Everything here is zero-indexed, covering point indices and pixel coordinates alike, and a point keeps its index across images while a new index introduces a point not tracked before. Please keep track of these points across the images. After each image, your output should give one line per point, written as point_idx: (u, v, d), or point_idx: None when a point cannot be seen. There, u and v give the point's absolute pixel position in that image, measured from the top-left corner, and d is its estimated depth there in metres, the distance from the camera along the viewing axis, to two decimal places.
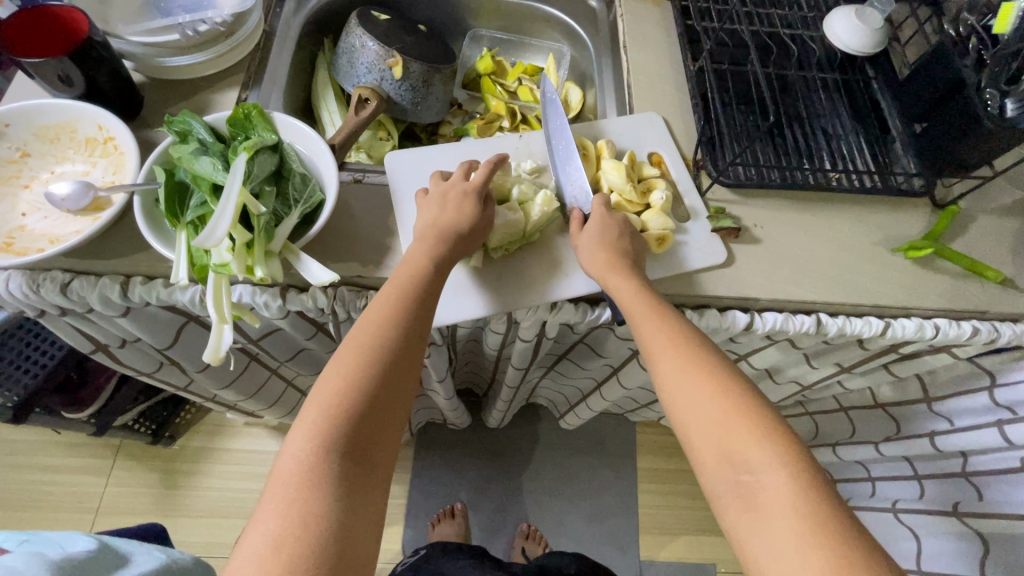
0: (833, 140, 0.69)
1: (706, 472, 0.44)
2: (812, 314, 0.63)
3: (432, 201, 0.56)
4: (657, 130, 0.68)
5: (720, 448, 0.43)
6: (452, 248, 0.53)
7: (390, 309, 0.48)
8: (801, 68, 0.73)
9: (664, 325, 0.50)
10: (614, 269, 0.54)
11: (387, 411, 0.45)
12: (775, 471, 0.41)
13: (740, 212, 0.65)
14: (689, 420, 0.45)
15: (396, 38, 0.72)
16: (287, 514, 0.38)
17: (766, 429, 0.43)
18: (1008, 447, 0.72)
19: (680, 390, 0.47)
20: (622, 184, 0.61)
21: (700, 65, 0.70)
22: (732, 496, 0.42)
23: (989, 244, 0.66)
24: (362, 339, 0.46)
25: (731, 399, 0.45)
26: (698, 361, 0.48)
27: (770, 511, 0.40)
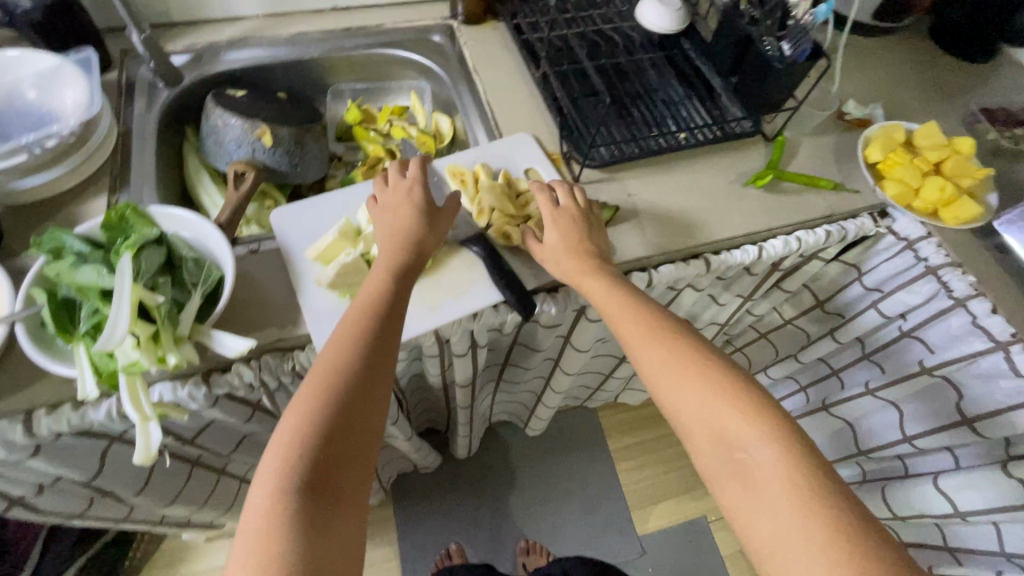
0: (673, 105, 0.80)
1: (701, 453, 0.48)
2: (700, 257, 0.71)
3: (384, 209, 0.58)
4: (526, 147, 0.74)
5: (711, 429, 0.48)
6: (409, 256, 0.55)
7: (362, 330, 0.49)
8: (629, 54, 0.84)
9: (640, 317, 0.55)
10: (583, 264, 0.59)
11: (366, 436, 0.45)
12: (767, 446, 0.45)
13: (613, 186, 0.73)
14: (679, 405, 0.50)
15: (258, 108, 0.74)
16: (258, 561, 0.38)
17: (756, 406, 0.48)
18: (886, 321, 0.82)
19: (666, 380, 0.51)
20: (499, 202, 0.65)
21: (543, 72, 0.78)
22: (729, 473, 0.46)
23: (816, 162, 0.78)
24: (338, 355, 0.47)
25: (719, 383, 0.49)
26: (680, 348, 0.52)
27: (764, 484, 0.44)
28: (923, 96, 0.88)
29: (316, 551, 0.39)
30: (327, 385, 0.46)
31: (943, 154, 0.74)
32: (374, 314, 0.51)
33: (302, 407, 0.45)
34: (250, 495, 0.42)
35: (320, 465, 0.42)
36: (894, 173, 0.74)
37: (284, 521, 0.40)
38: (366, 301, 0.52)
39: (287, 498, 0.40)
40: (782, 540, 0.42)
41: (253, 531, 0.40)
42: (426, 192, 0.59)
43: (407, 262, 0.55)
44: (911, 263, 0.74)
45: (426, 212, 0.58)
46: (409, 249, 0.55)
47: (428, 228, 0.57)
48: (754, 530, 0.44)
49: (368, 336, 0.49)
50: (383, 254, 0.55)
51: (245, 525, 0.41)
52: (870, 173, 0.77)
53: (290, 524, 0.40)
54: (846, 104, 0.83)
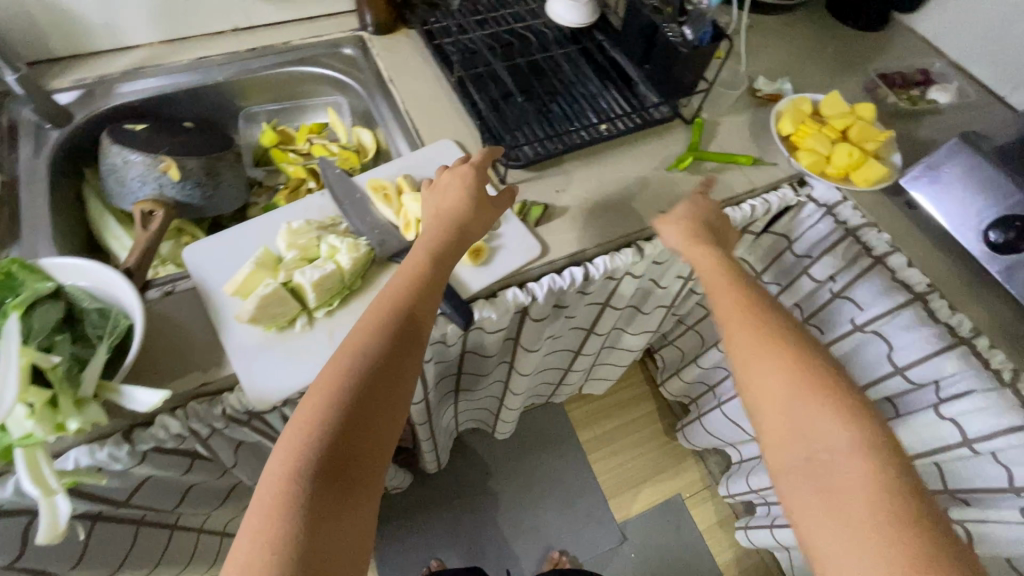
0: (592, 98, 0.80)
1: (775, 448, 0.48)
2: (632, 245, 0.71)
3: (435, 189, 0.61)
4: (450, 155, 0.73)
5: (790, 423, 0.47)
6: (449, 240, 0.56)
7: (394, 317, 0.49)
8: (544, 51, 0.84)
9: (745, 296, 0.56)
10: (692, 236, 0.63)
11: (382, 443, 0.45)
12: (852, 457, 0.44)
13: (540, 185, 0.73)
14: (757, 394, 0.50)
15: (161, 141, 0.70)
16: (263, 531, 0.38)
17: (850, 412, 0.46)
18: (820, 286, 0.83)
19: (749, 365, 0.51)
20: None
21: (459, 76, 0.78)
22: (804, 476, 0.45)
23: (734, 140, 0.81)
24: (371, 335, 0.48)
25: (808, 382, 0.48)
26: (768, 335, 0.52)
27: (844, 495, 0.43)
28: (827, 67, 0.92)
29: (318, 538, 0.39)
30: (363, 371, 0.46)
31: (847, 122, 0.77)
32: (422, 311, 0.51)
33: (332, 392, 0.44)
34: (269, 461, 0.42)
35: (336, 458, 0.42)
36: (806, 143, 0.77)
37: (293, 511, 0.39)
38: (423, 292, 0.52)
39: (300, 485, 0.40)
40: (852, 556, 0.40)
41: (257, 511, 0.39)
42: (479, 178, 0.61)
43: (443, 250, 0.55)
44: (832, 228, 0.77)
45: (477, 198, 0.59)
46: (448, 233, 0.56)
47: (475, 213, 0.59)
48: (821, 546, 0.42)
49: (411, 329, 0.49)
50: (424, 242, 0.56)
51: (259, 490, 0.41)
52: (785, 145, 0.79)
53: (295, 513, 0.39)
54: (757, 81, 0.86)
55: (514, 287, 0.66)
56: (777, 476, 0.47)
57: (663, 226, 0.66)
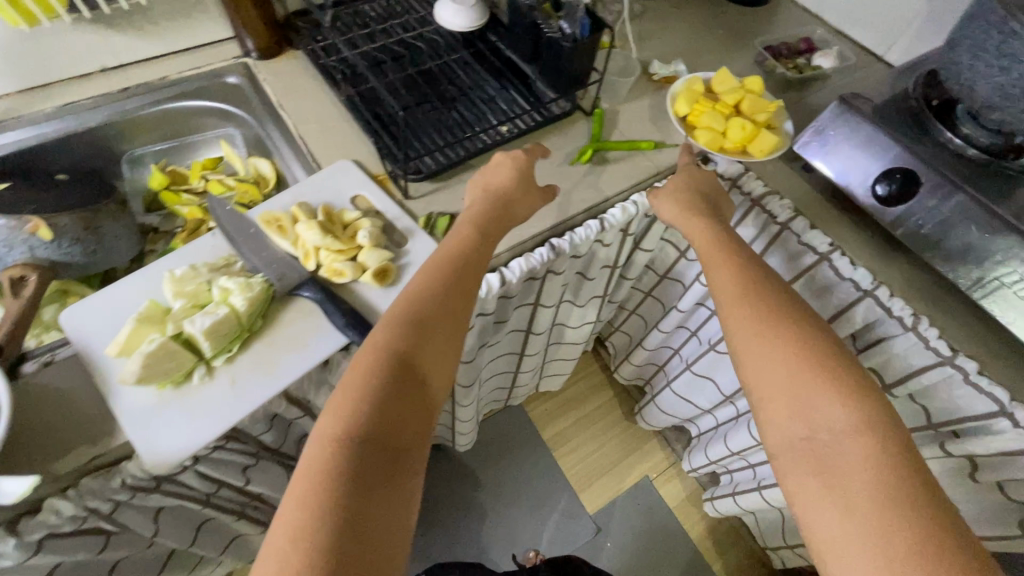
0: (492, 100, 0.80)
1: (775, 425, 0.48)
2: (547, 243, 0.71)
3: (485, 174, 0.67)
4: (349, 175, 0.70)
5: (791, 398, 0.48)
6: (488, 224, 0.62)
7: (444, 301, 0.53)
8: (437, 59, 0.84)
9: (744, 275, 0.57)
10: (687, 210, 0.66)
11: (418, 428, 0.46)
12: (856, 435, 0.44)
13: (447, 194, 0.71)
14: (758, 371, 0.50)
15: (26, 198, 0.64)
16: (313, 487, 0.39)
17: (848, 391, 0.47)
18: None
19: (750, 344, 0.52)
20: (322, 239, 0.61)
21: (350, 94, 0.76)
22: (803, 455, 0.45)
23: (635, 127, 0.82)
24: (423, 313, 0.52)
25: (812, 359, 0.49)
26: (764, 314, 0.53)
27: (846, 472, 0.43)
28: (717, 45, 0.95)
29: (363, 505, 0.39)
30: (405, 350, 0.49)
31: (738, 96, 0.79)
32: (452, 298, 0.54)
33: (382, 368, 0.47)
34: (319, 423, 0.44)
35: (380, 433, 0.43)
36: (702, 122, 0.78)
37: (339, 479, 0.40)
38: (461, 283, 0.56)
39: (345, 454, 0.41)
40: (853, 537, 0.40)
41: (298, 481, 0.39)
42: (529, 165, 0.67)
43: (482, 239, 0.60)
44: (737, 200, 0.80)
45: (523, 184, 0.66)
46: (494, 218, 0.63)
47: (523, 193, 0.66)
48: (821, 527, 0.42)
49: (444, 314, 0.52)
50: (467, 224, 0.61)
51: (311, 446, 0.42)
52: (682, 125, 0.80)
53: (340, 482, 0.40)
54: (652, 64, 0.88)
55: None
56: (777, 458, 0.47)
57: (657, 200, 0.69)
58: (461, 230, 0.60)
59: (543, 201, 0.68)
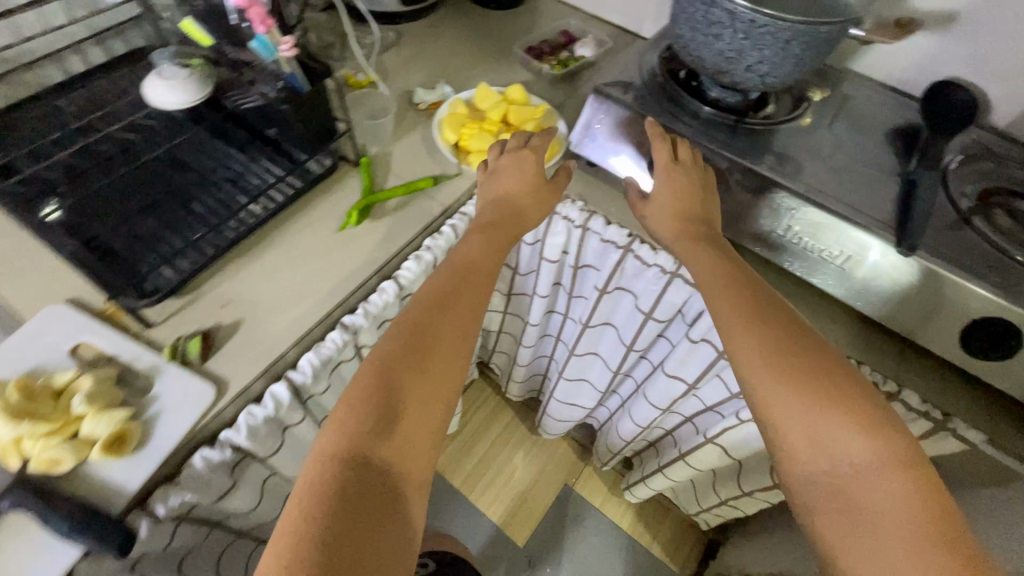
0: (237, 177, 0.69)
1: (796, 463, 0.47)
2: (338, 326, 0.62)
3: (495, 176, 0.68)
4: (59, 322, 0.56)
5: (811, 435, 0.47)
6: (488, 246, 0.62)
7: (440, 333, 0.53)
8: (160, 144, 0.71)
9: (750, 306, 0.53)
10: (687, 237, 0.62)
11: (421, 450, 0.49)
12: (882, 476, 0.44)
13: (199, 307, 0.60)
14: (775, 407, 0.48)
15: None
16: (306, 503, 0.43)
17: (874, 425, 0.46)
18: (559, 261, 0.86)
19: (763, 380, 0.49)
20: (16, 428, 0.46)
21: (43, 218, 0.61)
22: (829, 497, 0.45)
23: (409, 166, 0.76)
24: (417, 337, 0.53)
25: (834, 393, 0.48)
26: (786, 345, 0.50)
27: (876, 520, 0.43)
28: (480, 57, 0.92)
29: (351, 527, 0.42)
30: (407, 366, 0.51)
31: (502, 111, 0.76)
32: (451, 320, 0.55)
33: (391, 380, 0.49)
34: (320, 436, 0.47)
35: (377, 452, 0.46)
36: (473, 146, 0.74)
37: (336, 495, 0.43)
38: (460, 306, 0.56)
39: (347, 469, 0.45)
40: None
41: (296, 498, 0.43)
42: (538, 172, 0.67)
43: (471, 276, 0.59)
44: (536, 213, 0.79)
45: (527, 194, 0.66)
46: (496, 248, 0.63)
47: (525, 196, 0.66)
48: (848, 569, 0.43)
49: (444, 333, 0.54)
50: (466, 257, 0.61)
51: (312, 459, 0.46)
52: (455, 155, 0.76)
53: (338, 497, 0.43)
54: (416, 93, 0.82)
55: (202, 448, 0.53)
56: (801, 493, 0.47)
57: (647, 213, 0.65)
58: (461, 257, 0.61)
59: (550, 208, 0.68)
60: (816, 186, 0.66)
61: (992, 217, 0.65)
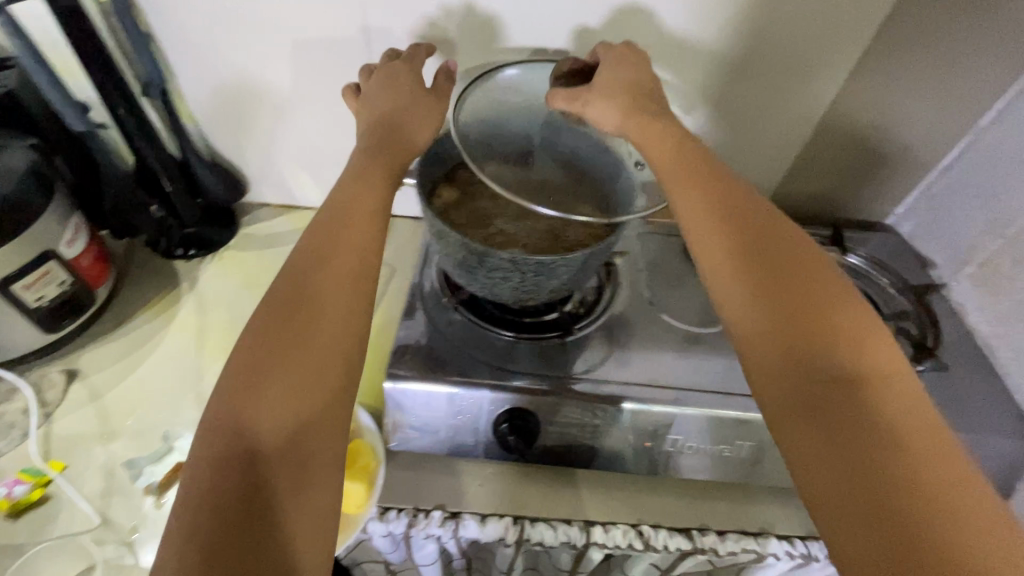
0: None
1: (756, 350, 0.40)
2: None
3: (375, 92, 0.58)
4: None
5: (769, 312, 0.40)
6: (345, 242, 0.46)
7: (293, 367, 0.40)
8: None
9: (717, 196, 0.46)
10: (637, 116, 0.52)
11: (325, 437, 0.39)
12: (862, 374, 0.37)
13: None
14: (721, 281, 0.43)
15: None
16: None
17: (833, 327, 0.39)
18: (435, 564, 0.65)
19: (711, 247, 0.44)
20: None
21: None
22: (795, 396, 0.37)
23: None
24: (271, 371, 0.39)
25: (798, 273, 0.42)
26: (731, 209, 0.45)
27: (853, 422, 0.35)
28: (212, 349, 0.68)
29: None
30: (256, 410, 0.38)
31: None
32: (331, 271, 0.44)
33: (271, 350, 0.40)
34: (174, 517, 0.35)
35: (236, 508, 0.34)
36: None
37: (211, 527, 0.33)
38: (338, 257, 0.45)
39: (232, 463, 0.35)
40: (849, 483, 0.34)
41: None
42: (418, 84, 0.59)
43: (320, 289, 0.43)
44: (383, 536, 0.58)
45: (411, 104, 0.57)
46: (355, 231, 0.47)
47: (413, 107, 0.57)
48: (822, 481, 0.35)
49: (324, 294, 0.43)
50: (322, 243, 0.46)
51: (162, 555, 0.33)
52: None
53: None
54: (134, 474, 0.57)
55: None
56: (757, 381, 0.39)
57: (591, 101, 0.53)
58: (326, 237, 0.46)
59: (437, 117, 0.58)
60: (679, 386, 0.58)
61: None
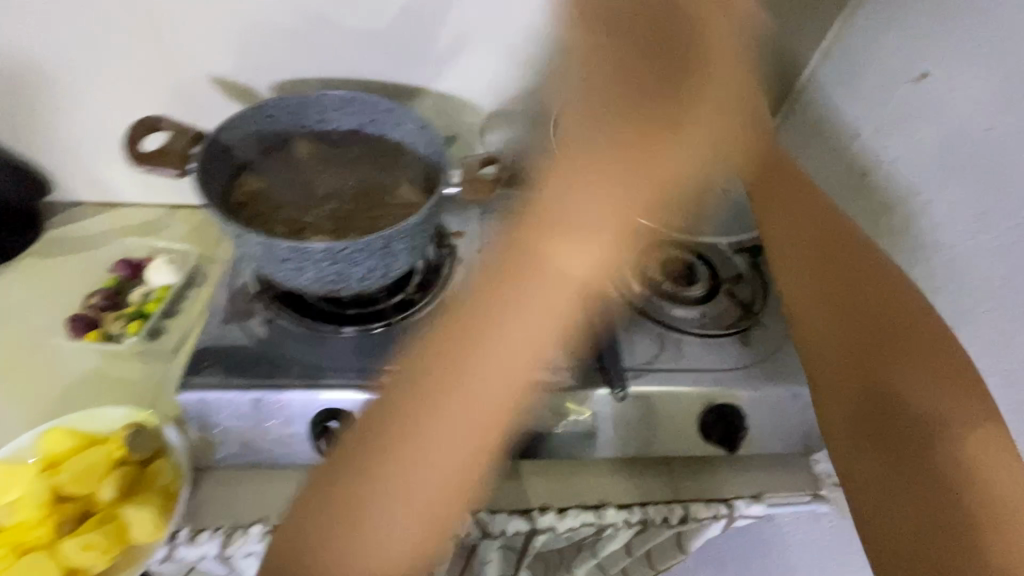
0: None
1: (831, 384, 0.43)
2: None
3: None
4: None
5: (850, 351, 0.43)
6: (525, 263, 0.38)
7: (478, 431, 0.36)
8: None
9: (816, 240, 0.48)
10: None
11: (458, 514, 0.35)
12: (957, 432, 0.38)
13: None
14: (805, 315, 0.46)
15: None
16: None
17: (945, 377, 0.40)
18: None
19: (813, 286, 0.46)
20: None
21: None
22: (864, 432, 0.41)
23: None
24: (455, 433, 0.36)
25: (893, 316, 0.42)
26: (824, 244, 0.47)
27: (927, 471, 0.38)
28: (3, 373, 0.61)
29: None
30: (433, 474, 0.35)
31: (46, 495, 0.50)
32: (512, 301, 0.37)
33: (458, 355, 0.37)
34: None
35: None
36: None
37: None
38: (526, 263, 0.38)
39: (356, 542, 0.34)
40: (913, 522, 0.37)
41: None
42: None
43: (498, 334, 0.37)
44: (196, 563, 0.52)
45: None
46: (564, 231, 0.37)
47: None
48: (878, 514, 0.39)
49: (527, 289, 0.37)
50: (537, 237, 0.37)
51: None
52: None
53: None
54: None
55: None
56: (828, 411, 0.43)
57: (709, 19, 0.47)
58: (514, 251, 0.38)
59: None
60: None
61: (660, 291, 0.67)
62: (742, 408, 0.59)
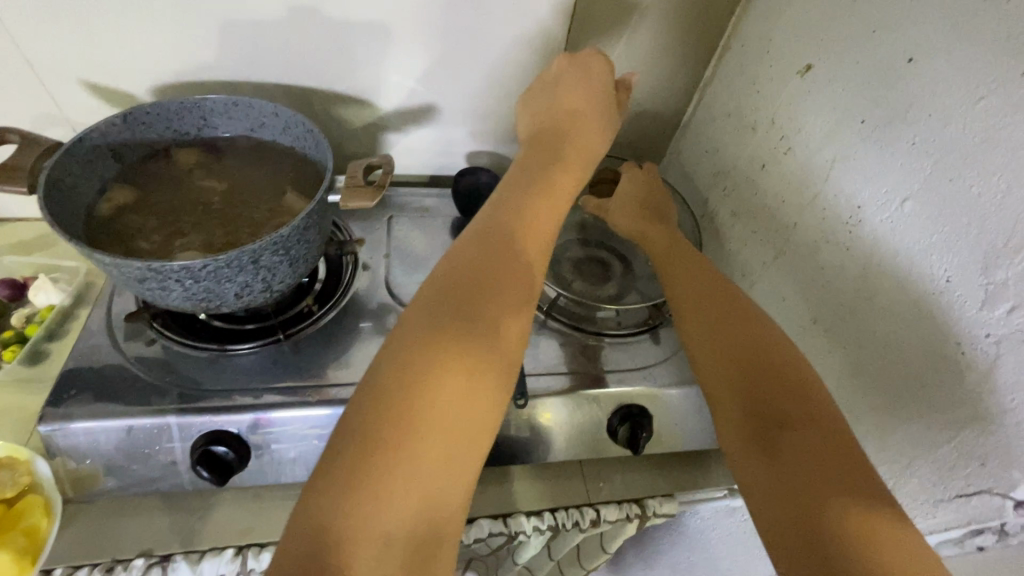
0: None
1: (736, 447, 0.43)
2: None
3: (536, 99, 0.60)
4: None
5: (748, 414, 0.43)
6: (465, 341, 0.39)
7: (410, 511, 0.32)
8: None
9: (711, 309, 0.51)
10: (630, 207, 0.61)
11: None
12: (843, 484, 0.37)
13: None
14: (709, 382, 0.47)
15: None
16: None
17: (827, 431, 0.40)
18: None
19: (712, 354, 0.48)
20: None
21: None
22: (771, 492, 0.39)
23: None
24: (381, 515, 0.32)
25: (780, 376, 0.44)
26: (720, 311, 0.50)
27: (825, 525, 0.36)
28: None
29: None
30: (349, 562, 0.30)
31: None
32: (443, 383, 0.36)
33: (386, 426, 0.34)
34: None
35: None
36: None
37: None
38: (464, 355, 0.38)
39: None
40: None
41: None
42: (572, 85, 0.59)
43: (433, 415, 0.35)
44: None
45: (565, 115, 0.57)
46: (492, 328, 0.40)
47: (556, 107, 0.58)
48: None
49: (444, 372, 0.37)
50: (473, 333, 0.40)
51: None
52: None
53: None
54: None
55: None
56: (743, 477, 0.42)
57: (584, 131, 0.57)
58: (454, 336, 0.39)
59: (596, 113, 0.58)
60: None
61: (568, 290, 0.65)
62: (648, 408, 0.58)
